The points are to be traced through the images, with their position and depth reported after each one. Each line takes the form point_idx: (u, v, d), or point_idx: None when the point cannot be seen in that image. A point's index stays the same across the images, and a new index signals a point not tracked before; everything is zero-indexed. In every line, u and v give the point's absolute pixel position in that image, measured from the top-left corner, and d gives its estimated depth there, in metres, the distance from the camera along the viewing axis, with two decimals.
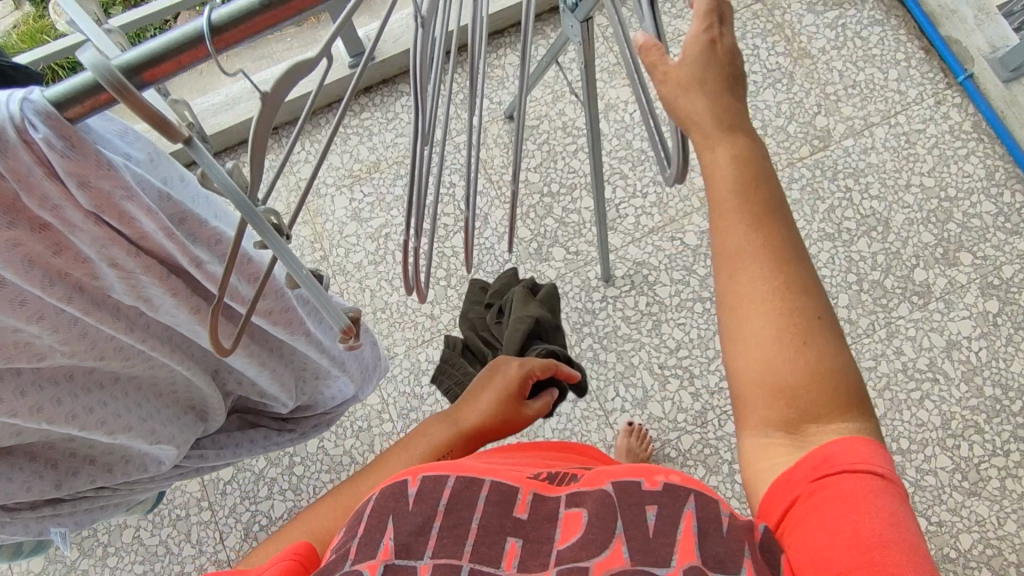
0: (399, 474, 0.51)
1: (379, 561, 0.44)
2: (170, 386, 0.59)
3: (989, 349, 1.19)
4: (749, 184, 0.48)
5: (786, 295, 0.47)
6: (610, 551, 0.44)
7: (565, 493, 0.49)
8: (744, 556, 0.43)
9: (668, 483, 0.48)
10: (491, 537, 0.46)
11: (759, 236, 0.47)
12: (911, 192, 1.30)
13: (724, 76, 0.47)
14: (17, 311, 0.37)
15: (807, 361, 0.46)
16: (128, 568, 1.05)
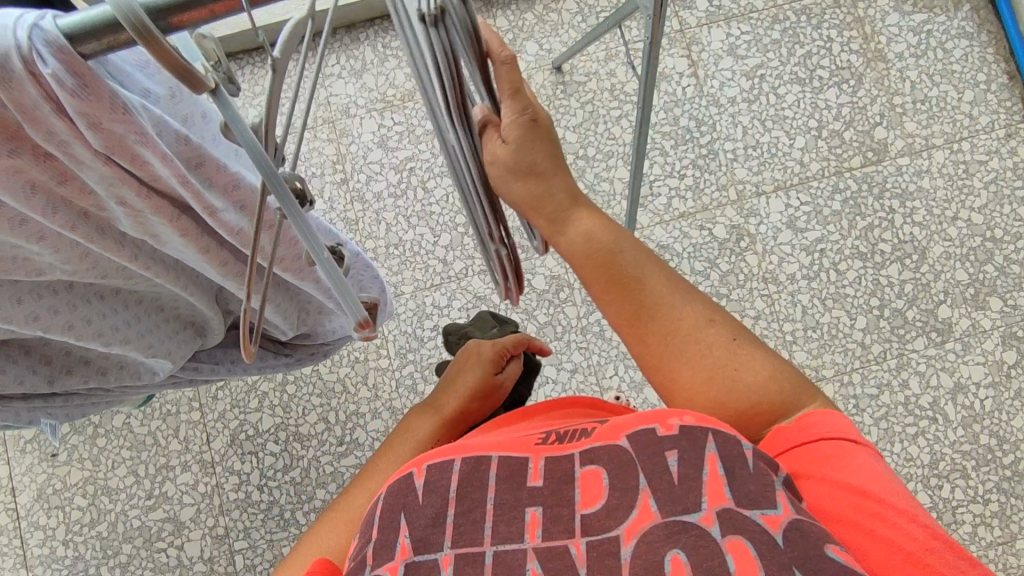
0: (402, 467, 0.52)
1: (398, 561, 0.45)
2: (171, 303, 0.59)
3: (996, 398, 1.17)
4: (606, 255, 0.53)
5: (688, 335, 0.52)
6: (638, 510, 0.44)
7: (578, 450, 0.49)
8: (776, 492, 0.44)
9: (684, 426, 0.47)
10: (508, 514, 0.46)
11: (638, 298, 0.52)
12: (956, 226, 1.25)
13: (544, 150, 0.49)
14: (18, 230, 0.35)
15: (734, 387, 0.51)
16: (116, 451, 1.09)
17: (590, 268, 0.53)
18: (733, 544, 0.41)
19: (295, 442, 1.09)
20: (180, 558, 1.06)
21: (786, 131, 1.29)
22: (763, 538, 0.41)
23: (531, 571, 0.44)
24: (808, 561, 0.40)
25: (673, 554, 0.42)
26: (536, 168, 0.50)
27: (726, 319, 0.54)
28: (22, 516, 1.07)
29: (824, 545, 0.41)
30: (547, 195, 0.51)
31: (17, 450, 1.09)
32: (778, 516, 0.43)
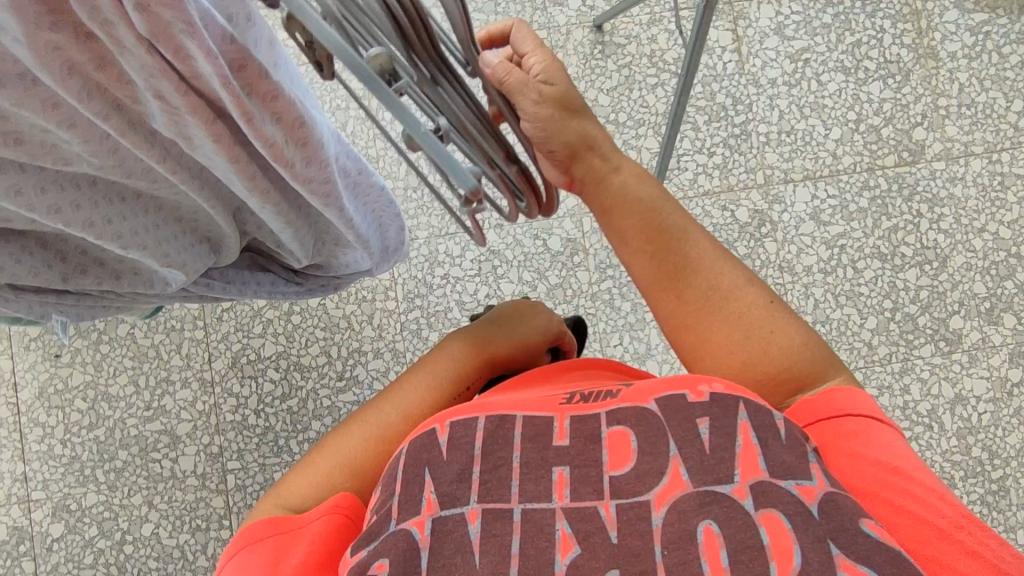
0: (424, 424, 0.52)
1: (425, 516, 0.45)
2: (191, 215, 0.59)
3: (994, 413, 1.17)
4: (647, 212, 0.59)
5: (726, 292, 0.57)
6: (669, 477, 0.45)
7: (603, 411, 0.50)
8: (809, 464, 0.46)
9: (714, 394, 0.49)
10: (535, 473, 0.47)
11: (680, 252, 0.58)
12: (983, 238, 1.22)
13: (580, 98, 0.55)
14: (49, 113, 0.35)
15: (769, 344, 0.56)
16: (118, 359, 1.10)
17: (632, 223, 0.59)
18: (767, 515, 0.43)
19: (295, 372, 1.10)
20: (173, 470, 1.08)
21: (823, 120, 1.26)
22: (796, 509, 0.43)
23: (562, 530, 0.44)
24: (839, 533, 0.42)
25: (706, 523, 0.43)
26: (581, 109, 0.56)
27: (761, 285, 0.59)
28: (23, 411, 1.09)
29: (857, 520, 0.43)
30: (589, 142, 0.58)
31: (21, 346, 1.10)
32: (812, 488, 0.44)
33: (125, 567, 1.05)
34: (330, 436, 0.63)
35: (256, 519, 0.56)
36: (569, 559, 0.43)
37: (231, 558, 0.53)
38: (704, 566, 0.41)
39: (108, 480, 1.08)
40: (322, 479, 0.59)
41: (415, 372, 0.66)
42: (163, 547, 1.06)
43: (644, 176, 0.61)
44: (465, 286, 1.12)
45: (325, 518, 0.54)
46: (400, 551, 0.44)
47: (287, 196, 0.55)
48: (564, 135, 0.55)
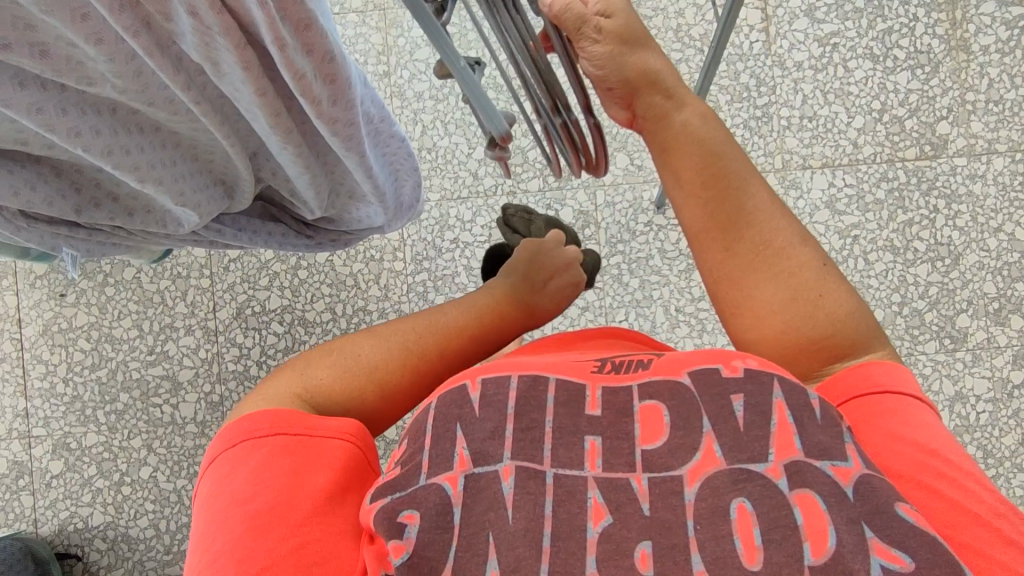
0: (454, 379, 0.51)
1: (457, 472, 0.45)
2: (208, 154, 0.58)
3: (992, 414, 1.17)
4: (707, 155, 0.57)
5: (780, 249, 0.56)
6: (702, 453, 0.45)
7: (636, 383, 0.49)
8: (845, 445, 0.45)
9: (749, 370, 0.48)
10: (567, 439, 0.47)
11: (737, 201, 0.56)
12: (997, 238, 1.21)
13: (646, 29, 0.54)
14: (76, 24, 0.34)
15: (820, 307, 0.55)
16: (122, 303, 1.10)
17: (688, 167, 0.57)
18: (801, 496, 0.42)
19: (299, 326, 1.10)
20: (173, 416, 1.08)
21: (847, 108, 1.24)
22: (832, 491, 0.42)
23: (593, 499, 0.44)
24: (874, 517, 0.41)
25: (739, 501, 0.43)
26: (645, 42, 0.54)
27: (816, 247, 0.58)
28: (26, 348, 1.09)
29: (893, 503, 0.42)
30: (651, 78, 0.55)
31: (26, 283, 1.10)
32: (848, 470, 0.44)
33: (122, 507, 1.07)
34: (359, 340, 0.61)
35: (275, 406, 0.54)
36: (600, 527, 0.43)
37: (241, 444, 0.51)
38: (735, 544, 0.41)
39: (108, 421, 1.08)
40: (347, 386, 0.58)
41: (456, 312, 0.66)
42: (159, 491, 1.07)
43: (708, 116, 0.58)
44: (474, 251, 1.11)
45: (345, 442, 0.53)
46: (433, 506, 0.44)
47: (308, 139, 0.54)
48: (622, 70, 0.54)
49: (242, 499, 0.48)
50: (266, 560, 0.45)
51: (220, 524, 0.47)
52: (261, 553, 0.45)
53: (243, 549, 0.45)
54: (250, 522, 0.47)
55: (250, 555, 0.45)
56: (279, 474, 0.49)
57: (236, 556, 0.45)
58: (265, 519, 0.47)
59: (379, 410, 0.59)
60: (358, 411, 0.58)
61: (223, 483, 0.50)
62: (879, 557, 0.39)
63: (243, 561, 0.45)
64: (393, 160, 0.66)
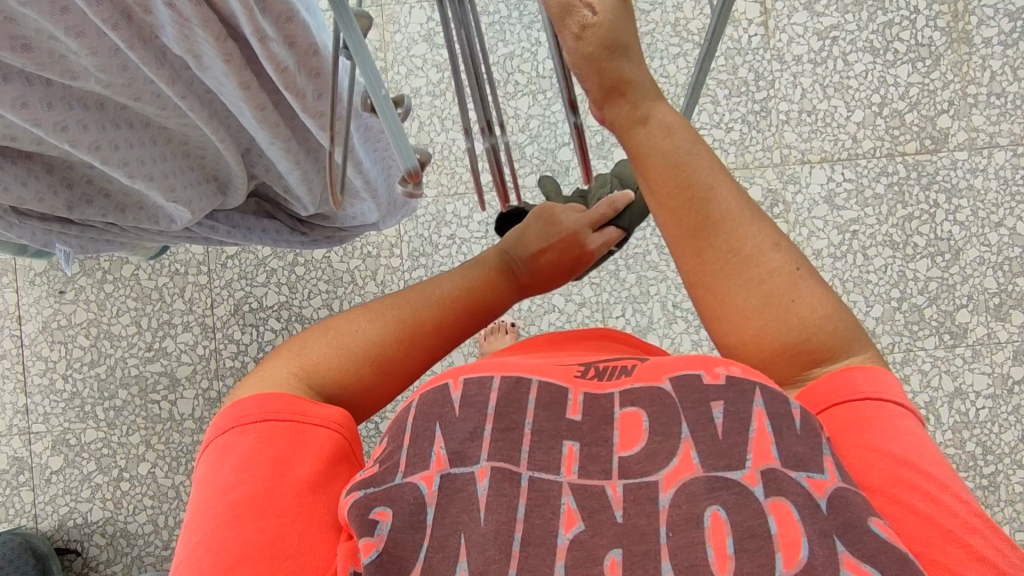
0: (438, 378, 0.52)
1: (434, 471, 0.46)
2: (199, 150, 0.58)
3: (991, 410, 1.17)
4: (676, 163, 0.53)
5: (753, 256, 0.53)
6: (679, 460, 0.45)
7: (618, 390, 0.50)
8: (823, 457, 0.45)
9: (731, 377, 0.48)
10: (546, 442, 0.47)
11: (707, 210, 0.53)
12: (998, 232, 1.21)
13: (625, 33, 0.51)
14: (56, 17, 0.34)
15: (793, 313, 0.53)
16: (120, 299, 1.10)
17: (654, 172, 0.54)
18: (775, 505, 0.42)
19: (296, 323, 1.10)
20: (172, 412, 1.09)
21: (846, 102, 1.23)
22: (806, 502, 0.42)
23: (566, 504, 0.44)
24: (846, 532, 0.41)
25: (713, 510, 0.42)
26: (623, 47, 0.52)
27: (790, 246, 0.55)
28: (26, 345, 1.09)
29: (866, 518, 0.42)
30: (623, 83, 0.53)
31: (25, 280, 1.10)
32: (823, 482, 0.44)
33: (121, 503, 1.07)
34: (353, 316, 0.60)
35: (272, 391, 0.54)
36: (572, 533, 0.43)
37: (231, 431, 0.52)
38: (707, 555, 0.41)
39: (107, 417, 1.09)
40: (345, 365, 0.57)
41: (453, 284, 0.65)
42: (158, 486, 1.07)
43: (674, 123, 0.54)
44: (471, 248, 1.11)
45: (332, 430, 0.53)
46: (407, 505, 0.44)
47: (297, 134, 0.54)
48: (601, 75, 0.52)
49: (226, 488, 0.48)
50: (244, 549, 0.45)
51: (205, 512, 0.48)
52: (240, 541, 0.46)
53: (223, 537, 0.46)
54: (231, 510, 0.47)
55: (229, 543, 0.46)
56: (265, 462, 0.49)
57: (216, 543, 0.46)
58: (247, 507, 0.47)
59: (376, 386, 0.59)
60: (355, 388, 0.58)
61: (212, 470, 0.50)
62: (847, 571, 0.39)
63: (222, 549, 0.45)
64: (385, 158, 0.66)
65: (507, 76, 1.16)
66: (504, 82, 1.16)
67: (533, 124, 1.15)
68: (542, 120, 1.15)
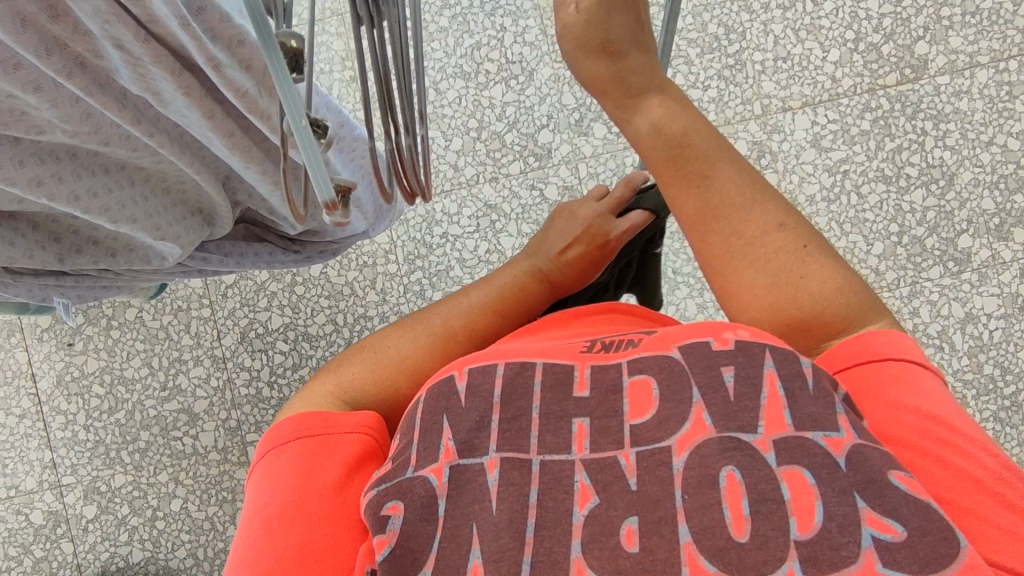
0: (444, 370, 0.53)
1: (442, 463, 0.47)
2: (179, 185, 0.58)
3: (1005, 330, 1.16)
4: (674, 148, 0.58)
5: (757, 236, 0.56)
6: (691, 423, 0.46)
7: (625, 360, 0.51)
8: (838, 415, 0.46)
9: (740, 342, 0.49)
10: (554, 424, 0.48)
11: (709, 191, 0.58)
12: (990, 151, 1.20)
13: (619, 27, 0.55)
14: (11, 76, 0.34)
15: (804, 287, 0.55)
16: (129, 343, 1.11)
17: (658, 159, 0.59)
18: (789, 473, 0.43)
19: (304, 341, 1.11)
20: (195, 446, 1.10)
21: (820, 43, 1.22)
22: (823, 461, 0.44)
23: (580, 482, 0.46)
24: (865, 487, 0.43)
25: (728, 470, 0.44)
26: (613, 43, 0.56)
27: (800, 227, 0.57)
28: (43, 401, 1.10)
29: (886, 472, 0.43)
30: (618, 77, 0.58)
31: (34, 338, 1.11)
32: (840, 440, 0.45)
33: (159, 541, 1.09)
34: (394, 333, 0.65)
35: (309, 406, 0.58)
36: (587, 509, 0.44)
37: (267, 453, 0.55)
38: (724, 515, 0.42)
39: (133, 461, 1.10)
40: (379, 379, 0.62)
41: (485, 292, 0.69)
42: (192, 521, 1.09)
43: (671, 111, 0.59)
44: (465, 243, 1.11)
45: (361, 436, 0.56)
46: (418, 498, 0.46)
47: None
48: (594, 65, 0.57)
49: (262, 505, 0.52)
50: (277, 557, 0.48)
51: (245, 529, 0.51)
52: (273, 549, 0.48)
53: (257, 549, 0.49)
54: (265, 524, 0.50)
55: (264, 553, 0.48)
56: (296, 474, 0.52)
57: (252, 556, 0.49)
58: (280, 518, 0.50)
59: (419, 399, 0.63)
60: (392, 400, 0.62)
61: (253, 491, 0.54)
62: (869, 528, 0.41)
63: (257, 560, 0.48)
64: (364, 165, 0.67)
65: (478, 66, 1.16)
66: (474, 74, 1.15)
67: (510, 111, 1.15)
68: (518, 105, 1.15)
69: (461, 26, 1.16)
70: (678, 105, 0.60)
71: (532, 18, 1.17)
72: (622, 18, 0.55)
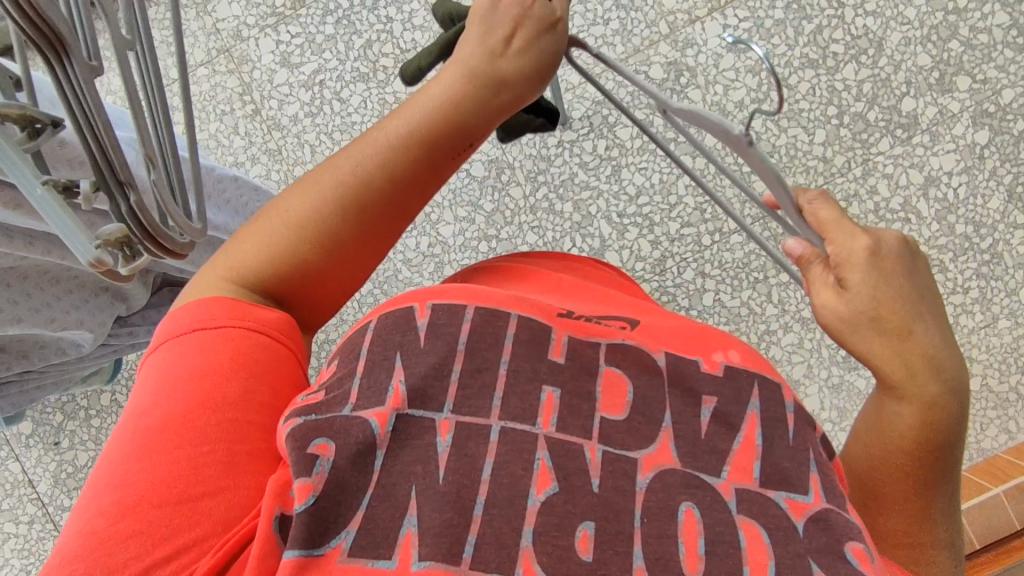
0: (401, 299, 0.45)
1: (388, 408, 0.39)
2: (66, 272, 0.58)
3: (969, 185, 1.12)
4: (925, 430, 0.47)
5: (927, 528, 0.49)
6: (658, 446, 0.41)
7: (606, 342, 0.44)
8: (808, 474, 0.40)
9: (729, 368, 0.44)
10: (522, 386, 0.41)
11: (926, 476, 0.48)
12: (914, 6, 1.14)
13: (908, 313, 0.45)
14: None
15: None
16: (111, 426, 1.12)
17: (911, 435, 0.47)
18: (747, 523, 0.38)
19: None
20: None
21: None
22: (782, 523, 0.38)
23: (540, 461, 0.38)
24: (825, 555, 0.37)
25: (688, 506, 0.38)
26: (908, 329, 0.45)
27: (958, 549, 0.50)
28: (46, 503, 1.12)
29: (844, 543, 0.37)
30: (902, 358, 0.46)
31: (22, 445, 1.13)
32: (805, 503, 0.39)
33: None
34: (294, 188, 0.49)
35: (203, 295, 0.46)
36: (544, 495, 0.37)
37: (159, 346, 0.44)
38: (677, 549, 0.37)
39: None
40: (280, 253, 0.47)
41: (402, 128, 0.48)
42: None
43: (943, 413, 0.47)
44: (406, 243, 1.10)
45: (273, 336, 0.46)
46: (356, 443, 0.38)
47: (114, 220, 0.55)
48: (862, 317, 0.45)
49: (141, 412, 0.41)
50: (150, 486, 0.38)
51: (113, 443, 0.41)
52: (144, 475, 0.38)
53: (128, 470, 0.38)
54: (143, 441, 0.39)
55: (133, 479, 0.38)
56: (189, 382, 0.42)
57: (119, 478, 0.38)
58: (162, 437, 0.39)
59: (335, 273, 0.49)
60: (301, 274, 0.48)
61: (132, 395, 0.43)
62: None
63: (126, 484, 0.38)
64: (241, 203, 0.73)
65: (374, 63, 1.12)
66: (372, 73, 1.12)
67: None
68: None
69: (348, 29, 1.13)
70: (958, 414, 0.47)
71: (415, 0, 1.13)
72: (919, 316, 0.46)
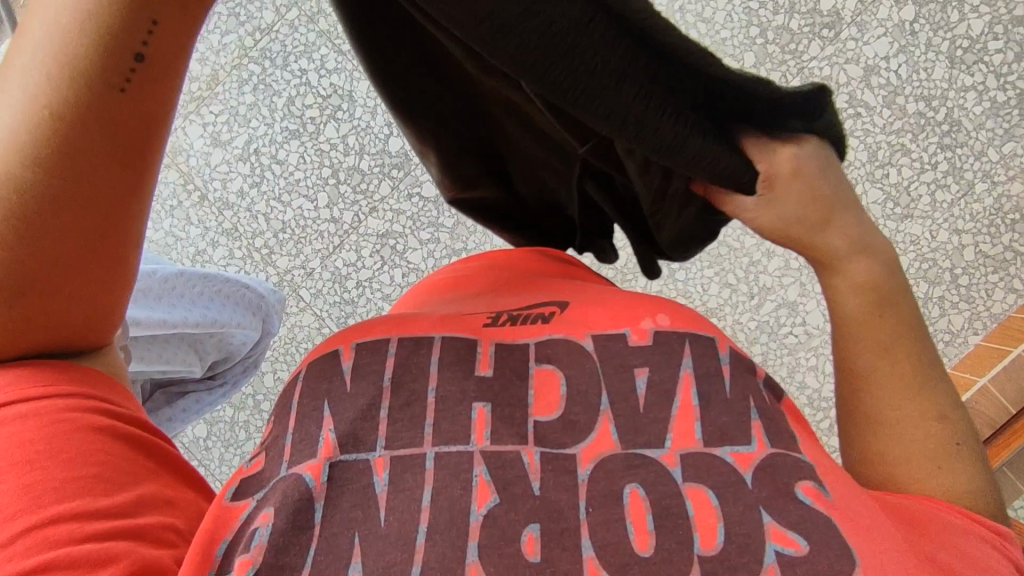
0: (331, 341, 0.47)
1: (322, 460, 0.40)
2: None
3: (909, 64, 1.06)
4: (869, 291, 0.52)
5: (915, 387, 0.50)
6: (596, 435, 0.41)
7: (532, 341, 0.46)
8: (749, 425, 0.42)
9: (658, 335, 0.45)
10: (451, 410, 0.42)
11: (893, 338, 0.51)
12: None
13: None
14: None
15: (941, 480, 0.48)
16: None
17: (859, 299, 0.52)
18: (693, 489, 0.39)
19: None
20: None
21: None
22: (731, 480, 0.39)
23: (478, 476, 0.39)
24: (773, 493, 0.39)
25: (631, 488, 0.39)
26: None
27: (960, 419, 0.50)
28: None
29: (794, 484, 0.40)
30: None
31: None
32: (750, 453, 0.41)
33: None
34: None
35: None
36: (486, 508, 0.38)
37: None
38: (628, 531, 0.38)
39: None
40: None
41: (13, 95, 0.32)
42: None
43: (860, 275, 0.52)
44: (381, 280, 1.11)
45: (44, 394, 0.38)
46: (292, 501, 0.39)
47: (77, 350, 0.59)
48: None
49: None
50: None
51: None
52: None
53: None
54: None
55: None
56: None
57: None
58: None
59: (60, 302, 0.38)
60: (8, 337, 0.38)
61: None
62: (772, 542, 0.37)
63: None
64: (218, 291, 0.75)
65: (301, 118, 1.13)
66: (302, 127, 1.13)
67: (350, 140, 1.12)
68: (355, 130, 1.12)
69: (268, 93, 1.13)
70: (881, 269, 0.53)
71: (324, 45, 1.12)
72: None
